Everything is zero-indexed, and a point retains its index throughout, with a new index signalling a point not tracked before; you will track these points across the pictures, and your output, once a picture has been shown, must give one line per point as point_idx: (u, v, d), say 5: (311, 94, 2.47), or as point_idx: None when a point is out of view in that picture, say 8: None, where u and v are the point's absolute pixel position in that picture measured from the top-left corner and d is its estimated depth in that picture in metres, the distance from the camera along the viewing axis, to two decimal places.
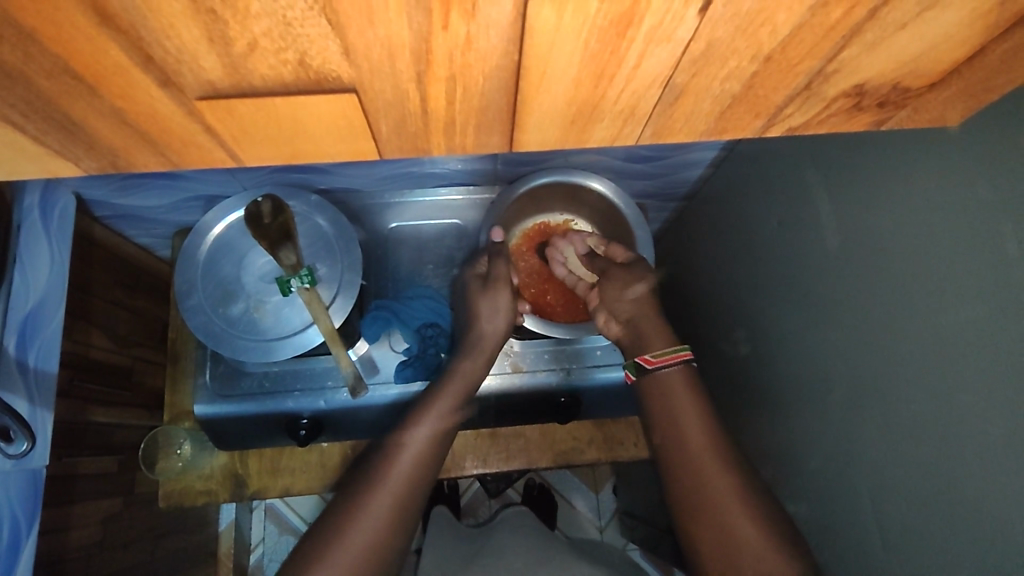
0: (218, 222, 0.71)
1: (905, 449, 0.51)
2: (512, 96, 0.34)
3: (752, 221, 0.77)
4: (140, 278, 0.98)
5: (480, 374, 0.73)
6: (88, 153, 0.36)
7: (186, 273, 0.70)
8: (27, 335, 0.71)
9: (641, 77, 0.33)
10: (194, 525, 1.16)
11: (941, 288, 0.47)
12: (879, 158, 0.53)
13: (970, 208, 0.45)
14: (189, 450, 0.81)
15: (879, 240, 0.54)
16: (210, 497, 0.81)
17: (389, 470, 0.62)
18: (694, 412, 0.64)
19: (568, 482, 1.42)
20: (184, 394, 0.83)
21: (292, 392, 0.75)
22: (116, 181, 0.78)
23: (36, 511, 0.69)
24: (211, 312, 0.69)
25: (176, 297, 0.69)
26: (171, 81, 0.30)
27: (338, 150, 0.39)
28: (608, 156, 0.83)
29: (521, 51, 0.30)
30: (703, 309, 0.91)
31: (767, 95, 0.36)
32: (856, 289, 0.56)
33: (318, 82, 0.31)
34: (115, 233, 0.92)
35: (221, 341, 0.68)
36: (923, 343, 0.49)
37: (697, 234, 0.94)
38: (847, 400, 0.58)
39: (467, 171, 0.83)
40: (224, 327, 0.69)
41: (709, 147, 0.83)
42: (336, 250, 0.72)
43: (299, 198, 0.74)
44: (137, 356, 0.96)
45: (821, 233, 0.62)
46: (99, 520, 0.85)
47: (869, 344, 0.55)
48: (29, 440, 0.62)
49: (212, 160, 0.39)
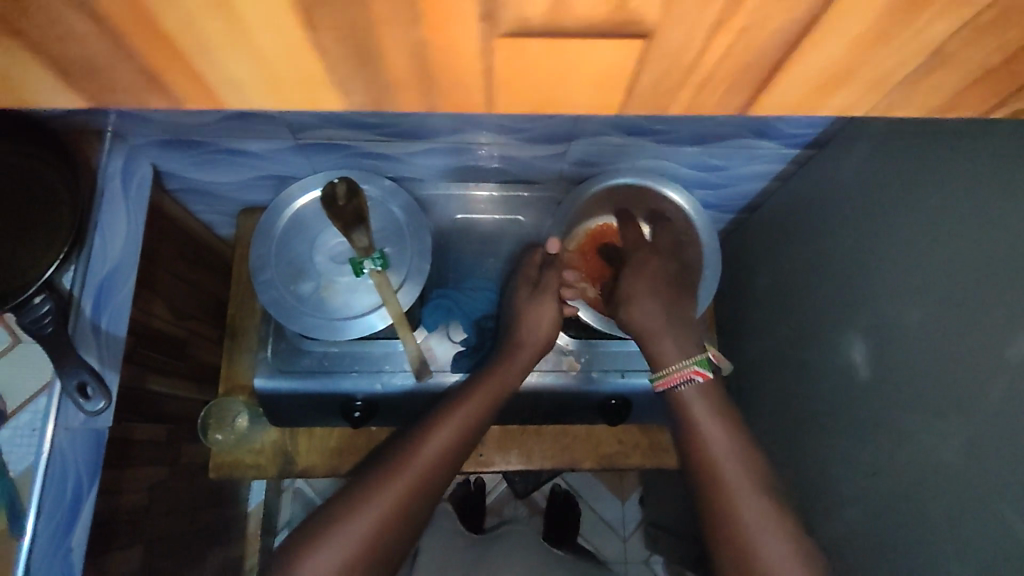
0: (297, 197, 0.73)
1: (966, 465, 0.50)
2: (782, 57, 0.35)
3: (814, 236, 0.76)
4: (199, 252, 1.00)
5: (511, 384, 0.72)
6: (359, 85, 0.38)
7: (261, 247, 0.72)
8: (101, 297, 0.73)
9: (916, 45, 0.34)
10: (228, 500, 1.17)
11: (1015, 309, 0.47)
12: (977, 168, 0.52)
13: None
14: (244, 424, 0.82)
15: (950, 254, 0.53)
16: (258, 472, 0.82)
17: (398, 475, 0.61)
18: (723, 436, 0.63)
19: (594, 489, 1.42)
20: (242, 367, 0.84)
21: (349, 373, 0.76)
22: (195, 155, 0.80)
23: (98, 469, 0.69)
24: (283, 288, 0.71)
25: (251, 271, 0.71)
26: (492, 14, 0.32)
27: (584, 101, 0.41)
28: (676, 163, 0.83)
29: (827, 7, 0.32)
30: (760, 322, 0.90)
31: (1013, 75, 0.37)
32: (934, 307, 0.54)
33: (620, 25, 0.33)
34: (183, 207, 0.95)
35: (291, 319, 0.70)
36: (991, 360, 0.48)
37: (755, 247, 0.93)
38: (906, 417, 0.57)
39: (536, 169, 0.83)
40: (294, 304, 0.70)
41: (777, 161, 0.83)
42: (406, 237, 0.73)
43: (373, 182, 0.76)
44: (194, 328, 0.98)
45: (887, 249, 0.61)
46: (146, 487, 0.87)
47: (932, 360, 0.54)
48: (103, 402, 0.63)
49: (463, 103, 0.41)
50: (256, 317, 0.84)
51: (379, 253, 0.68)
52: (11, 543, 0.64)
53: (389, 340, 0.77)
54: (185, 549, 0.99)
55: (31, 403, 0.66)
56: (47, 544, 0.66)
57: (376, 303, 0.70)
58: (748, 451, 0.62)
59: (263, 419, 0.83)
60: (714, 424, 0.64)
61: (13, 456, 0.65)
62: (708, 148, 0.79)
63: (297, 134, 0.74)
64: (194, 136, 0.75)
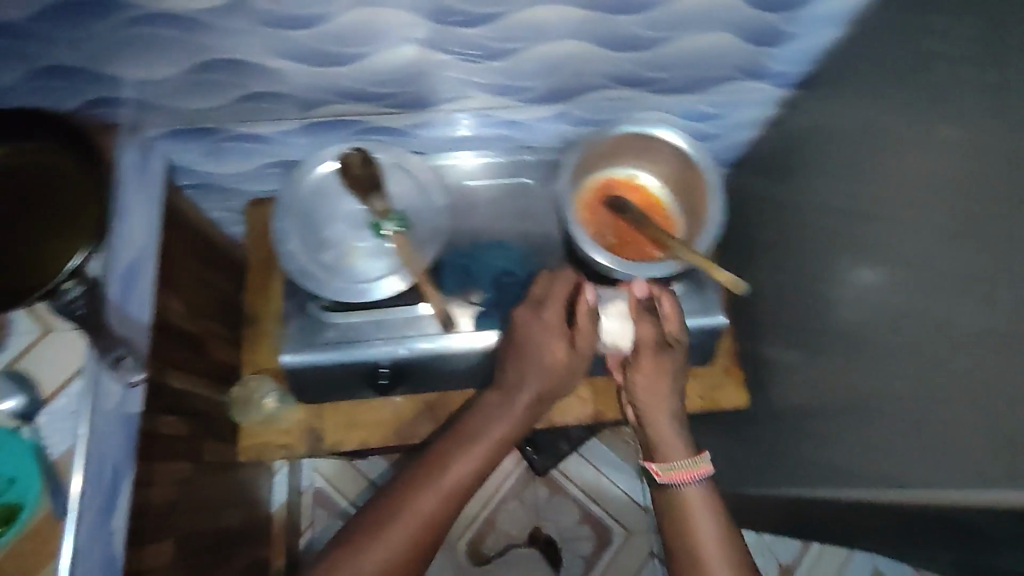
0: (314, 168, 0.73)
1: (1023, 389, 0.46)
2: None
3: (801, 175, 0.75)
4: (204, 259, 0.99)
5: (292, 394, 0.81)
6: None
7: (281, 219, 0.71)
8: (126, 284, 0.73)
9: None
10: (253, 495, 1.17)
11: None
12: (885, 176, 0.60)
13: (902, 324, 0.59)
14: (271, 403, 0.83)
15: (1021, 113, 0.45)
16: (290, 451, 0.83)
17: (506, 429, 0.71)
18: (654, 386, 0.74)
19: (608, 457, 1.39)
20: (265, 350, 0.86)
21: (375, 342, 0.77)
22: (203, 146, 0.82)
23: (131, 456, 0.72)
24: (304, 257, 0.71)
25: (274, 242, 0.71)
26: None
27: None
28: (672, 115, 0.82)
29: None
30: (775, 309, 0.83)
31: None
32: (809, 452, 0.78)
33: None
34: (193, 205, 0.96)
35: (314, 285, 0.70)
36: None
37: (761, 206, 0.86)
38: (950, 332, 0.53)
39: (544, 132, 0.85)
40: (318, 271, 0.70)
41: (760, 102, 0.81)
42: (420, 207, 0.74)
43: (386, 151, 0.76)
44: (212, 324, 1.01)
45: (901, 181, 0.58)
46: (172, 483, 0.88)
47: (814, 434, 0.77)
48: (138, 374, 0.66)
49: None
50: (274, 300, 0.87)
51: (397, 215, 0.70)
52: (50, 530, 0.64)
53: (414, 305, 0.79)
54: (212, 547, 0.98)
55: (67, 385, 0.68)
56: (503, 414, 0.72)
57: (392, 268, 0.71)
58: (736, 550, 0.67)
59: (290, 399, 0.84)
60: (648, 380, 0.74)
61: (52, 438, 0.67)
62: (707, 94, 0.78)
63: (306, 112, 0.76)
64: (207, 121, 0.76)
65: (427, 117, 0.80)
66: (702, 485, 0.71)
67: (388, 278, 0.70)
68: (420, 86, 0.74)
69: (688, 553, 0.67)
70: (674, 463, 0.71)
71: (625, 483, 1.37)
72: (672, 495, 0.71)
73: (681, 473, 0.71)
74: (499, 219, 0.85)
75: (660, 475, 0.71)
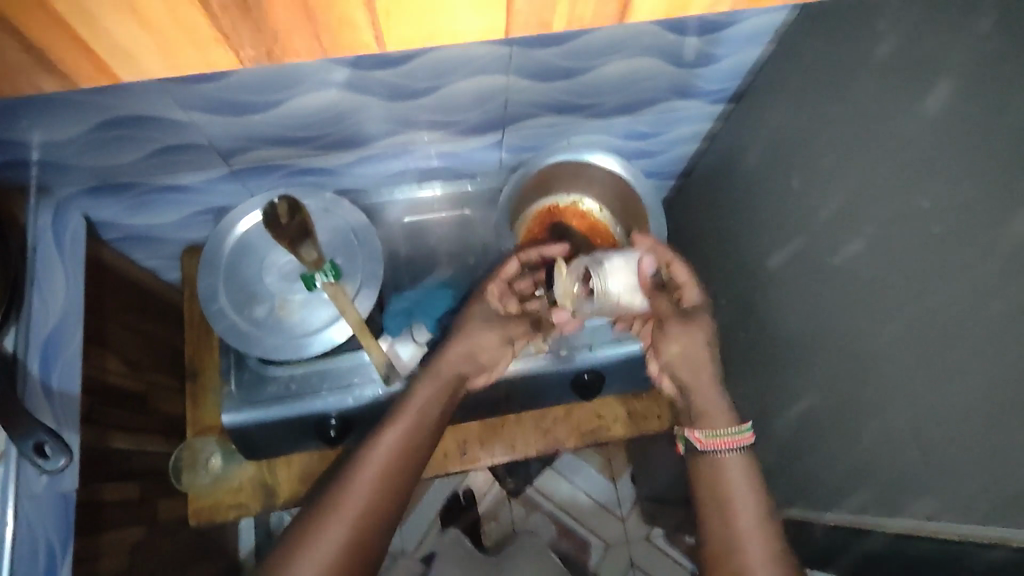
0: (240, 221, 0.70)
1: (962, 417, 0.48)
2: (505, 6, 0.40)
3: (748, 189, 0.75)
4: (145, 309, 0.96)
5: (240, 451, 0.78)
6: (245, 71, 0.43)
7: (208, 278, 0.69)
8: (48, 357, 0.69)
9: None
10: (219, 544, 1.14)
11: (1002, 250, 0.43)
12: (823, 194, 0.61)
13: (845, 343, 0.59)
14: (217, 463, 0.81)
15: (952, 148, 0.46)
16: (242, 510, 0.81)
17: (431, 398, 0.69)
18: (701, 356, 0.69)
19: (580, 470, 1.39)
20: (208, 407, 0.83)
21: (319, 393, 0.74)
22: (126, 199, 0.79)
23: (69, 534, 0.69)
24: (235, 315, 0.68)
25: (201, 303, 0.68)
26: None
27: None
28: (610, 136, 0.82)
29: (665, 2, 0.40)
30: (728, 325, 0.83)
31: None
32: (771, 465, 0.79)
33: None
34: (124, 257, 0.92)
35: (248, 344, 0.67)
36: (987, 289, 0.44)
37: (710, 217, 0.87)
38: (886, 360, 0.54)
39: (478, 160, 0.84)
40: (251, 328, 0.68)
41: (696, 118, 0.82)
42: (354, 248, 0.71)
43: (315, 197, 0.73)
44: (158, 376, 0.98)
45: (837, 203, 0.59)
46: (125, 549, 0.84)
47: (773, 449, 0.78)
48: (65, 460, 0.61)
49: None
50: (215, 354, 0.84)
51: (330, 264, 0.66)
52: None
53: (358, 352, 0.76)
54: None
55: None
56: (432, 373, 0.70)
57: (331, 317, 0.68)
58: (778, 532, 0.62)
59: (238, 456, 0.82)
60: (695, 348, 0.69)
61: None
62: (639, 115, 0.79)
63: (229, 161, 0.74)
64: (128, 174, 0.73)
65: (358, 157, 0.78)
66: (743, 453, 0.66)
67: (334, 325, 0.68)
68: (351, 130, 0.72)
69: (727, 530, 0.62)
70: (720, 429, 0.66)
71: (600, 494, 1.38)
72: (707, 473, 0.66)
73: (723, 441, 0.66)
74: (440, 253, 0.83)
75: (701, 441, 0.67)
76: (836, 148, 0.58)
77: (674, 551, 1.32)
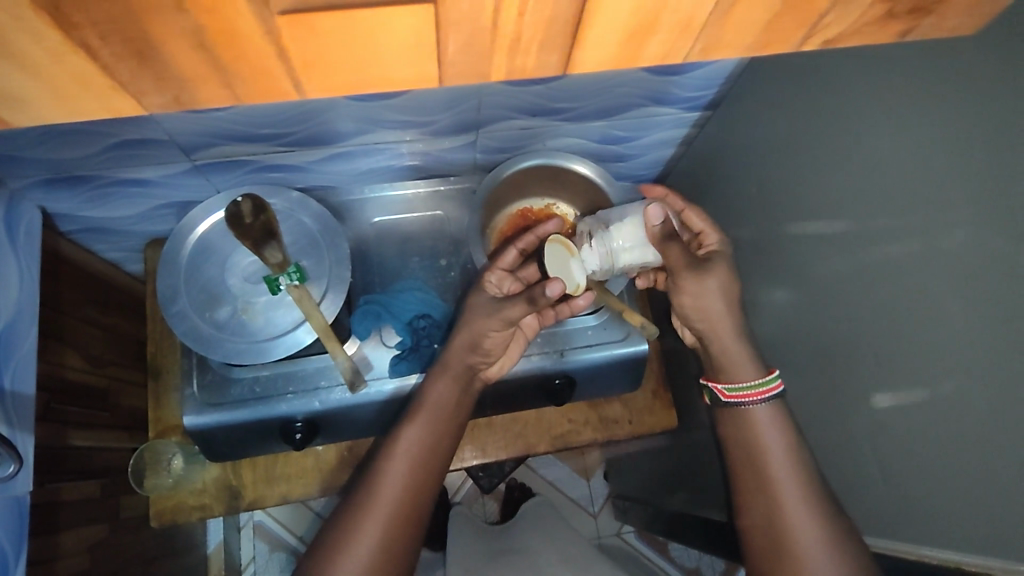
0: (200, 221, 0.68)
1: (930, 439, 0.48)
2: None
3: (728, 195, 0.76)
4: (107, 303, 0.93)
5: (205, 454, 0.77)
6: None
7: (168, 279, 0.67)
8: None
9: None
10: (185, 541, 1.12)
11: (972, 273, 0.43)
12: (799, 204, 0.61)
13: (822, 355, 0.59)
14: (179, 465, 0.80)
15: (923, 172, 0.46)
16: (204, 512, 0.79)
17: (447, 398, 0.67)
18: (716, 302, 0.64)
19: (553, 468, 1.40)
20: (169, 407, 0.81)
21: (284, 396, 0.73)
22: (85, 190, 0.76)
23: (22, 538, 0.66)
24: (196, 316, 0.66)
25: (159, 304, 0.66)
26: None
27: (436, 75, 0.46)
28: (585, 138, 0.82)
29: None
30: None
31: None
32: None
33: None
34: (83, 249, 0.89)
35: (209, 346, 0.65)
36: (959, 311, 0.44)
37: None
38: (859, 374, 0.54)
39: (451, 160, 0.83)
40: (212, 331, 0.66)
41: (674, 125, 0.82)
42: (321, 247, 0.70)
43: (280, 196, 0.72)
44: (120, 371, 0.95)
45: (812, 214, 0.59)
46: (85, 549, 0.82)
47: None
48: (14, 466, 0.59)
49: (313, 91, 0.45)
50: (178, 352, 0.82)
51: (294, 267, 0.64)
52: None
53: (322, 355, 0.75)
54: None
55: None
56: (442, 373, 0.67)
57: (298, 318, 0.67)
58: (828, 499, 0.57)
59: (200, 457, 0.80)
60: (706, 293, 0.63)
61: None
62: (614, 119, 0.79)
63: (192, 156, 0.71)
64: (86, 167, 0.71)
65: (325, 155, 0.76)
66: (772, 405, 0.62)
67: (304, 322, 0.66)
68: (321, 129, 0.70)
69: (766, 519, 0.59)
70: (747, 382, 0.62)
71: (574, 493, 1.39)
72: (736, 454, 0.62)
73: (747, 393, 0.62)
74: (412, 252, 0.82)
75: (727, 394, 0.64)
76: (810, 160, 0.59)
77: (644, 548, 1.34)
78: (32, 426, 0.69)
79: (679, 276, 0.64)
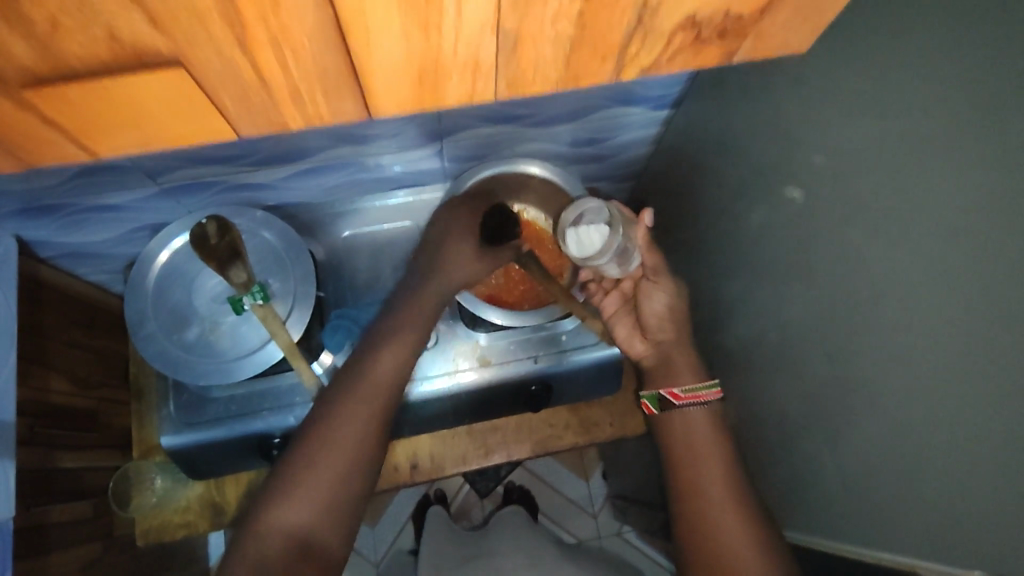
0: (161, 250, 0.69)
1: (886, 442, 0.47)
2: None
3: (696, 193, 0.75)
4: (94, 324, 0.95)
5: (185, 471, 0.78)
6: None
7: (136, 304, 0.68)
8: None
9: None
10: (184, 554, 1.13)
11: (907, 277, 0.41)
12: (758, 202, 0.60)
13: (786, 355, 0.58)
14: (162, 483, 0.81)
15: (864, 170, 0.45)
16: (189, 529, 0.80)
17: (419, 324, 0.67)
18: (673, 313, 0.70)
19: (551, 469, 1.39)
20: (152, 428, 0.82)
21: (259, 413, 0.74)
22: (57, 217, 0.77)
23: (6, 564, 0.67)
24: (165, 339, 0.67)
25: (129, 329, 0.67)
26: None
27: None
28: (554, 142, 0.82)
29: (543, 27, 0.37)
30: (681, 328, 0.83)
31: None
32: None
33: None
34: (67, 273, 0.90)
35: (178, 368, 0.66)
36: (900, 312, 0.43)
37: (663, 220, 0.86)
38: (818, 374, 0.53)
39: (421, 171, 0.83)
40: (179, 353, 0.66)
41: (642, 124, 0.81)
42: (287, 265, 0.70)
43: (245, 215, 0.72)
44: (110, 392, 0.97)
45: (769, 213, 0.58)
46: (79, 569, 0.83)
47: None
48: None
49: None
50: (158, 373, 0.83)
51: (259, 287, 0.64)
52: None
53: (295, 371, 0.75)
54: None
55: None
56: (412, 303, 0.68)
57: (266, 336, 0.67)
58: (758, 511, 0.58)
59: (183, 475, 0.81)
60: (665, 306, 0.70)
61: None
62: (580, 122, 0.78)
63: (158, 180, 0.72)
64: (56, 195, 0.72)
65: (292, 172, 0.76)
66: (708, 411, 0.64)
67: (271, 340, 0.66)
68: (284, 147, 0.71)
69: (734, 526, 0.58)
70: (694, 385, 0.65)
71: (572, 493, 1.38)
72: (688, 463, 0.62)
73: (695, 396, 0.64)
74: (384, 264, 0.82)
75: (676, 397, 0.65)
76: (765, 157, 0.58)
77: (644, 547, 1.33)
78: (12, 453, 0.70)
79: (656, 279, 0.71)
